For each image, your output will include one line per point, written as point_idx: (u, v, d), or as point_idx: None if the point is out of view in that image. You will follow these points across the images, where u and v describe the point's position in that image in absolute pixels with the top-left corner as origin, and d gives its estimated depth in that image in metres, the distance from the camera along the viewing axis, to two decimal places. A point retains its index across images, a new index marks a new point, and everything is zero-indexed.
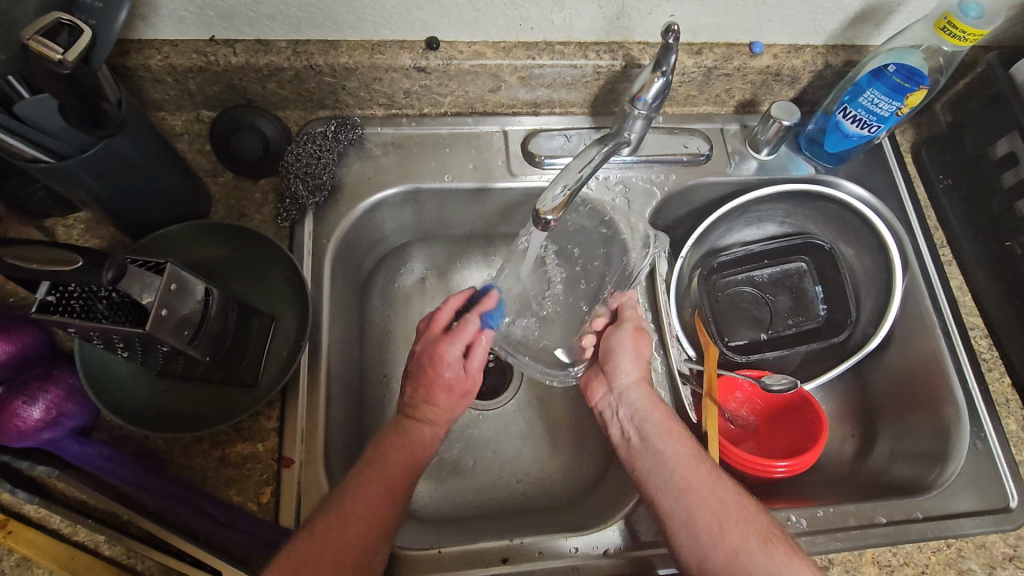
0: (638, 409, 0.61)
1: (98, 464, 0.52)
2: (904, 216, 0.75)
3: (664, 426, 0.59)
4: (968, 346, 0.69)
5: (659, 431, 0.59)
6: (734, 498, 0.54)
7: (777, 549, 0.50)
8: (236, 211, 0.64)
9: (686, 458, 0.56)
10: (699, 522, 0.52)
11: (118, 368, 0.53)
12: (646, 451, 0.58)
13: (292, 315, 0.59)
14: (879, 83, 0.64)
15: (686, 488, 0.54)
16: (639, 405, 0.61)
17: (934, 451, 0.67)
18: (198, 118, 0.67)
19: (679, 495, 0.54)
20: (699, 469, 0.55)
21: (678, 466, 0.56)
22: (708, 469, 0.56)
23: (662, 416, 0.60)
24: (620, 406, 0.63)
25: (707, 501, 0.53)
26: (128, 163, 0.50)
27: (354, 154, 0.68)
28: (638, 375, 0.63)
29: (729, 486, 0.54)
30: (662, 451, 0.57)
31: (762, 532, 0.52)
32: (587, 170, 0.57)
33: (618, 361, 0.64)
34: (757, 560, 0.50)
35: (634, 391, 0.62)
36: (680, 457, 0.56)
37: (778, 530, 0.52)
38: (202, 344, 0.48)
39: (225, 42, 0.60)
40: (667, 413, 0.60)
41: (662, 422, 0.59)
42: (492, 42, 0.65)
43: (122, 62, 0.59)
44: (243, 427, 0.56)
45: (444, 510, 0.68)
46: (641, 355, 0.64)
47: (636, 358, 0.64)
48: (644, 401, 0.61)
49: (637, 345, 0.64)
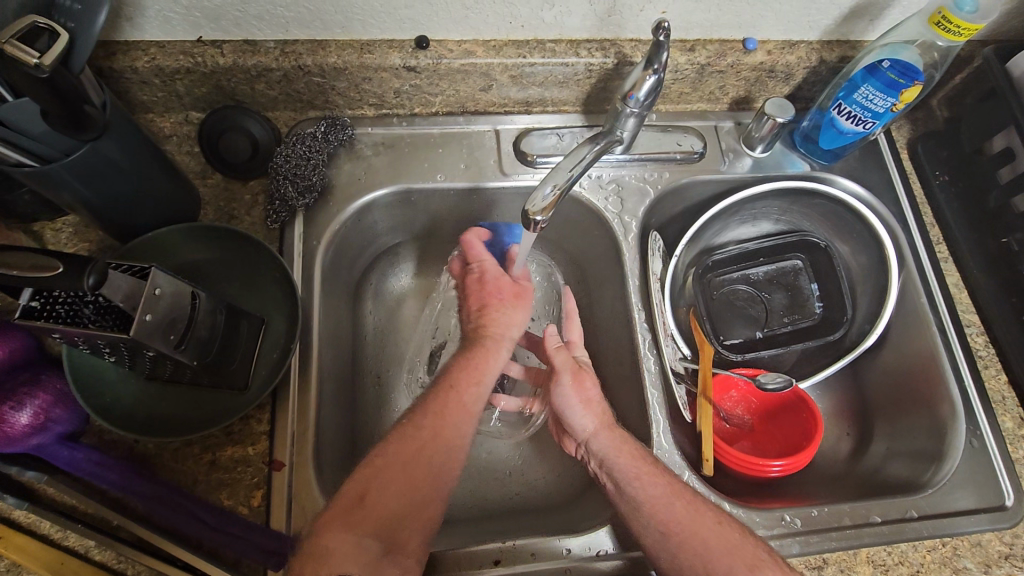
0: (605, 456, 0.59)
1: (88, 470, 0.51)
2: (900, 212, 0.74)
3: (634, 470, 0.57)
4: (964, 343, 0.69)
5: (628, 476, 0.57)
6: (719, 533, 0.54)
7: None
8: (226, 212, 0.64)
9: (661, 500, 0.55)
10: (684, 561, 0.53)
11: (106, 373, 0.53)
12: (623, 499, 0.57)
13: (282, 318, 0.58)
14: (874, 79, 0.63)
15: (669, 529, 0.54)
16: (602, 453, 0.60)
17: (929, 449, 0.67)
18: (186, 119, 0.67)
19: (662, 537, 0.54)
20: (675, 507, 0.55)
21: (657, 511, 0.55)
22: (685, 502, 0.56)
23: (628, 457, 0.58)
24: (589, 457, 0.61)
25: (694, 537, 0.54)
26: (114, 166, 0.50)
27: (344, 155, 0.68)
28: (595, 422, 0.62)
29: (710, 519, 0.55)
30: (637, 498, 0.56)
31: (749, 563, 0.52)
32: (578, 169, 0.56)
33: (571, 416, 0.64)
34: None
35: (595, 439, 0.61)
36: (654, 501, 0.55)
37: (765, 557, 0.53)
38: (190, 348, 0.48)
39: (212, 42, 0.60)
40: (635, 452, 0.59)
41: (629, 466, 0.58)
42: (483, 41, 0.64)
43: (108, 64, 0.58)
44: (233, 430, 0.56)
45: None
46: (589, 401, 0.64)
47: (584, 405, 0.63)
48: (607, 446, 0.60)
49: (581, 391, 0.64)
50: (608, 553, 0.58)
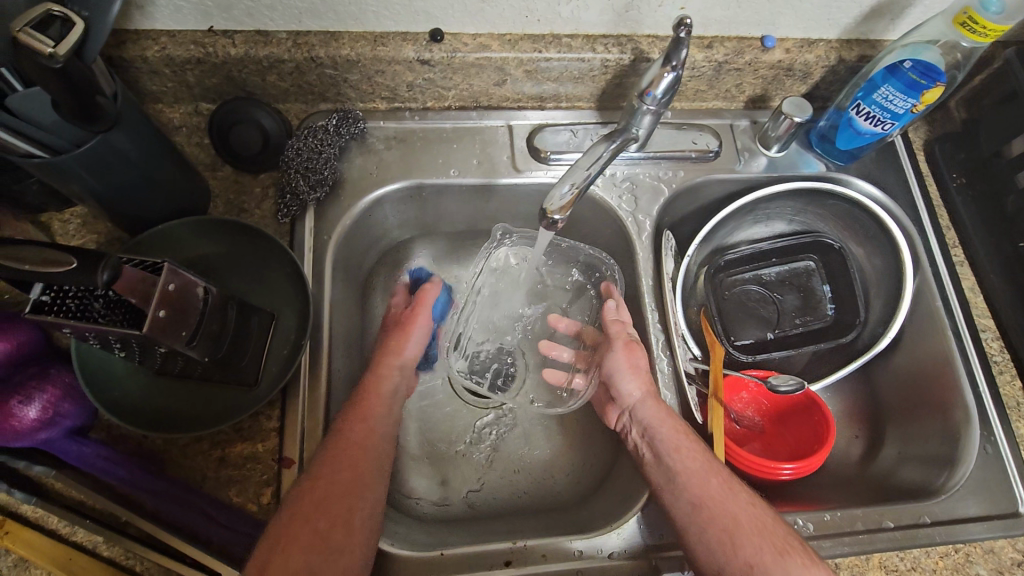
0: (648, 424, 0.60)
1: (96, 464, 0.51)
2: (916, 215, 0.74)
3: (674, 440, 0.58)
4: (979, 349, 0.68)
5: (668, 446, 0.58)
6: (749, 513, 0.54)
7: (792, 560, 0.51)
8: (236, 206, 0.63)
9: (697, 474, 0.56)
10: (711, 535, 0.53)
11: (115, 366, 0.52)
12: (660, 470, 0.58)
13: (292, 314, 0.58)
14: (895, 79, 0.62)
15: (700, 503, 0.54)
16: (647, 421, 0.60)
17: (943, 454, 0.66)
18: (196, 111, 0.66)
19: (692, 510, 0.54)
20: (710, 483, 0.55)
21: (692, 482, 0.55)
22: (721, 480, 0.56)
23: (671, 428, 0.59)
24: (633, 424, 0.62)
25: (726, 518, 0.53)
26: (124, 158, 0.49)
27: (356, 149, 0.67)
28: (643, 390, 0.62)
29: (743, 498, 0.55)
30: (674, 468, 0.57)
31: (778, 545, 0.52)
32: (595, 167, 0.55)
33: (618, 382, 0.64)
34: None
35: (641, 406, 0.62)
36: (690, 472, 0.56)
37: (796, 542, 0.53)
38: (201, 344, 0.47)
39: (224, 32, 0.59)
40: (679, 425, 0.59)
41: (671, 436, 0.59)
42: (498, 35, 0.63)
43: (118, 53, 0.57)
44: (243, 427, 0.55)
45: (447, 510, 0.67)
46: (638, 368, 0.64)
47: (633, 374, 0.63)
48: (651, 416, 0.60)
49: (631, 360, 0.64)
50: (618, 554, 0.58)
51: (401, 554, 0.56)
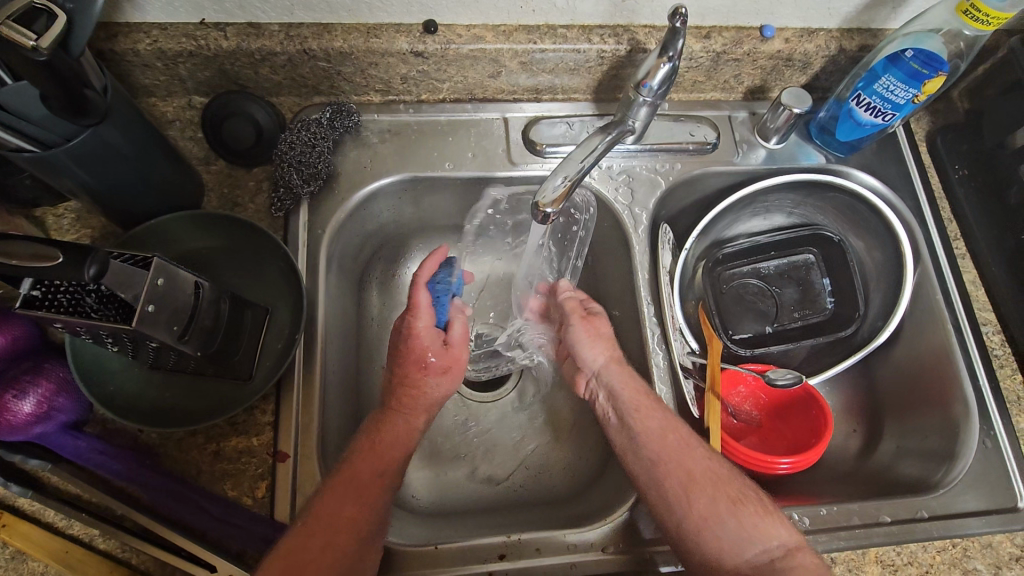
0: (613, 389, 0.60)
1: (91, 458, 0.51)
2: (917, 207, 0.73)
3: (635, 401, 0.58)
4: (980, 342, 0.68)
5: (631, 409, 0.58)
6: (705, 468, 0.54)
7: (746, 511, 0.52)
8: (230, 200, 0.63)
9: (657, 432, 0.56)
10: (670, 492, 0.54)
11: (109, 361, 0.52)
12: (623, 432, 0.58)
13: (286, 308, 0.58)
14: (896, 69, 0.61)
15: (659, 459, 0.55)
16: (612, 385, 0.60)
17: (942, 449, 0.66)
18: (189, 104, 0.65)
19: (651, 466, 0.55)
20: (668, 441, 0.56)
21: (649, 441, 0.56)
22: (680, 437, 0.56)
23: (633, 390, 0.59)
24: (599, 390, 0.62)
25: (682, 472, 0.54)
26: (116, 152, 0.49)
27: (350, 142, 0.67)
28: (606, 357, 0.62)
29: (699, 452, 0.55)
30: (636, 429, 0.57)
31: (732, 496, 0.53)
32: (590, 160, 0.55)
33: (582, 353, 0.63)
34: (731, 535, 0.51)
35: (605, 372, 0.61)
36: (648, 428, 0.57)
37: (750, 493, 0.53)
38: (195, 339, 0.47)
39: (216, 25, 0.58)
40: (640, 387, 0.60)
41: (635, 399, 0.59)
42: (492, 26, 0.63)
43: (109, 46, 0.57)
44: (238, 421, 0.56)
45: (443, 503, 0.67)
46: (598, 337, 0.63)
47: (593, 342, 0.63)
48: (615, 380, 0.60)
49: (590, 329, 0.64)
50: (612, 548, 0.57)
51: (394, 547, 0.56)
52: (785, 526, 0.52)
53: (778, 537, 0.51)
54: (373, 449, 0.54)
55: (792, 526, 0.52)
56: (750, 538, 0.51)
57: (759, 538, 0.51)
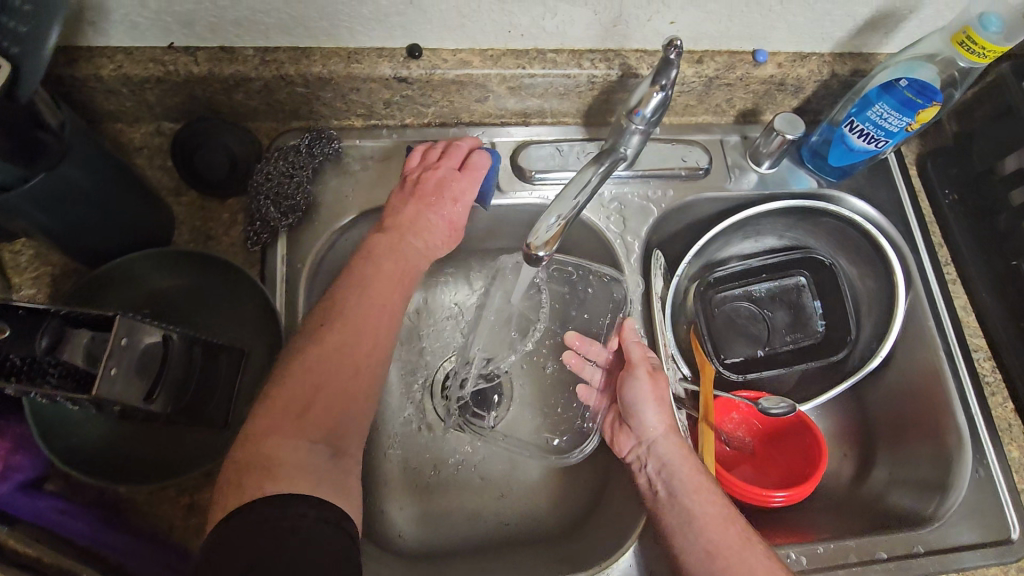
0: (666, 462, 0.58)
1: (52, 518, 0.48)
2: (908, 232, 0.72)
3: (692, 480, 0.56)
4: (971, 370, 0.67)
5: (686, 487, 0.56)
6: (764, 565, 0.51)
7: None
8: (202, 232, 0.59)
9: (717, 520, 0.53)
10: None
11: (71, 413, 0.49)
12: (674, 507, 0.56)
13: (263, 351, 0.55)
14: (889, 97, 0.60)
15: (717, 551, 0.52)
16: (666, 459, 0.58)
17: (935, 479, 0.65)
18: (158, 130, 0.61)
19: (706, 557, 0.52)
20: (729, 531, 0.53)
21: (708, 530, 0.53)
22: (740, 530, 0.53)
23: (688, 469, 0.57)
24: (648, 459, 0.59)
25: (743, 571, 0.51)
26: (75, 192, 0.45)
27: (331, 169, 0.64)
28: (664, 426, 0.60)
29: (761, 552, 0.52)
30: (692, 511, 0.54)
31: None
32: (584, 196, 0.51)
33: (641, 412, 0.61)
34: None
35: (660, 442, 0.59)
36: (701, 492, 0.55)
37: None
38: (163, 393, 0.44)
39: (185, 49, 0.55)
40: (697, 464, 0.57)
41: (690, 477, 0.56)
42: (479, 50, 0.60)
43: (70, 72, 0.53)
44: (213, 472, 0.52)
45: (433, 544, 0.65)
46: (662, 401, 0.61)
47: (659, 406, 0.61)
48: (671, 453, 0.58)
49: (657, 390, 0.61)
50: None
51: None
52: None
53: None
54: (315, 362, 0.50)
55: None
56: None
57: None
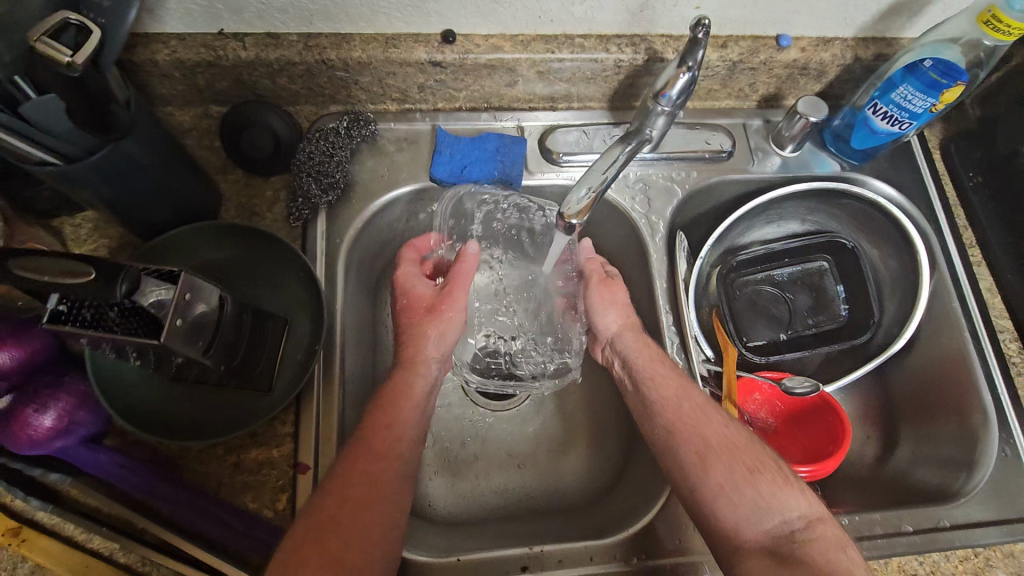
0: (625, 355, 0.63)
1: (111, 472, 0.51)
2: (932, 214, 0.73)
3: (649, 367, 0.61)
4: (996, 349, 0.68)
5: (643, 375, 0.61)
6: (721, 436, 0.56)
7: (764, 480, 0.53)
8: (247, 209, 0.63)
9: (672, 402, 0.58)
10: (683, 456, 0.55)
11: (129, 374, 0.52)
12: (637, 396, 0.61)
13: (305, 319, 0.58)
14: (913, 79, 0.61)
15: (673, 427, 0.57)
16: (624, 351, 0.63)
17: (961, 457, 0.65)
18: (206, 114, 0.65)
19: (666, 434, 0.57)
20: (683, 409, 0.58)
21: (666, 410, 0.58)
22: (693, 404, 0.58)
23: (645, 356, 0.62)
24: (615, 357, 0.65)
25: (697, 440, 0.56)
26: (134, 164, 0.48)
27: (367, 151, 0.66)
28: (621, 324, 0.65)
29: (716, 422, 0.57)
30: (649, 396, 0.60)
31: (750, 465, 0.54)
32: (612, 170, 0.53)
33: (597, 319, 0.66)
34: (734, 483, 0.53)
35: (619, 339, 0.64)
36: (657, 377, 0.60)
37: (768, 463, 0.54)
38: (217, 353, 0.47)
39: (234, 35, 0.58)
40: (653, 352, 0.62)
41: (647, 366, 0.61)
42: (510, 35, 0.63)
43: (128, 57, 0.57)
44: (258, 433, 0.55)
45: (460, 513, 0.67)
46: (615, 304, 0.66)
47: (612, 307, 0.66)
48: (628, 346, 0.63)
49: (609, 295, 0.66)
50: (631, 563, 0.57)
51: (414, 560, 0.55)
52: (804, 497, 0.52)
53: (794, 507, 0.52)
54: (377, 420, 0.55)
55: (813, 497, 0.53)
56: (767, 508, 0.52)
57: (778, 505, 0.52)
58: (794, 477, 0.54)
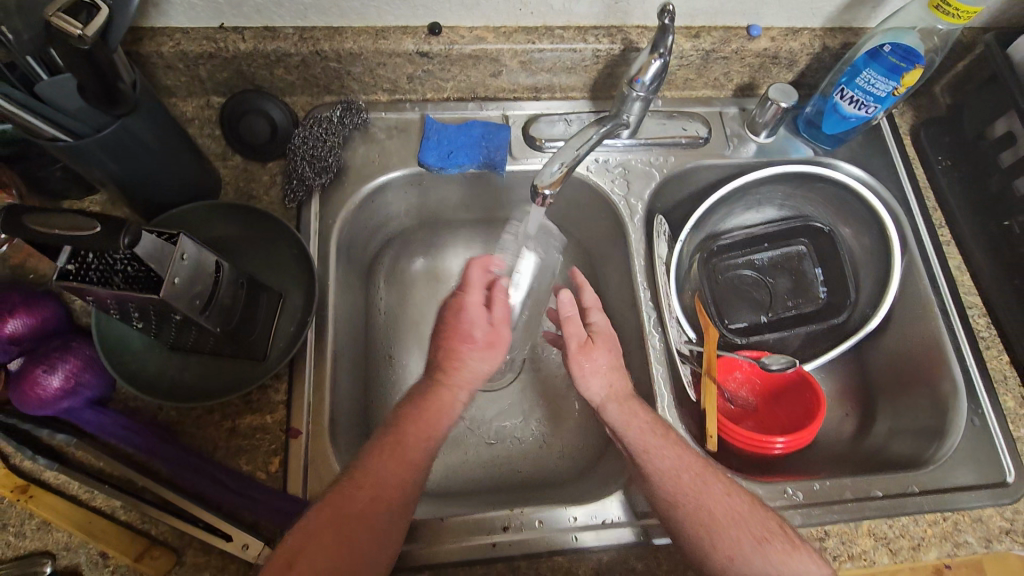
0: (616, 428, 0.59)
1: (115, 432, 0.54)
2: (902, 196, 0.76)
3: (642, 440, 0.57)
4: (965, 324, 0.70)
5: (636, 449, 0.56)
6: (724, 505, 0.53)
7: (771, 548, 0.51)
8: (245, 192, 0.66)
9: (672, 472, 0.55)
10: (691, 532, 0.52)
11: (132, 341, 0.55)
12: (634, 471, 0.57)
13: (298, 293, 0.61)
14: (876, 64, 0.64)
15: (675, 500, 0.53)
16: (615, 424, 0.59)
17: (933, 427, 0.67)
18: (207, 104, 0.69)
19: (669, 507, 0.54)
20: (683, 481, 0.54)
21: (665, 481, 0.54)
22: (694, 474, 0.55)
23: (637, 429, 0.58)
24: (605, 427, 0.61)
25: (701, 513, 0.52)
26: (141, 142, 0.52)
27: (359, 138, 0.70)
28: (607, 392, 0.61)
29: (717, 491, 0.54)
30: (647, 471, 0.56)
31: (756, 533, 0.52)
32: (586, 148, 0.58)
33: (583, 386, 0.62)
34: (745, 556, 0.51)
35: (607, 410, 0.60)
36: (652, 449, 0.56)
37: (772, 527, 0.52)
38: (213, 315, 0.50)
39: (234, 29, 0.62)
40: (645, 422, 0.58)
41: (639, 440, 0.57)
42: (493, 27, 0.66)
43: (135, 49, 0.61)
44: (252, 399, 0.58)
45: (447, 484, 0.69)
46: (597, 369, 0.62)
47: (596, 373, 0.62)
48: (618, 419, 0.59)
49: (590, 359, 0.62)
50: (613, 522, 0.59)
51: None
52: (811, 558, 0.51)
53: (804, 572, 0.50)
54: None
55: (820, 557, 0.51)
56: (779, 573, 0.50)
57: (789, 571, 0.50)
58: (798, 538, 0.53)
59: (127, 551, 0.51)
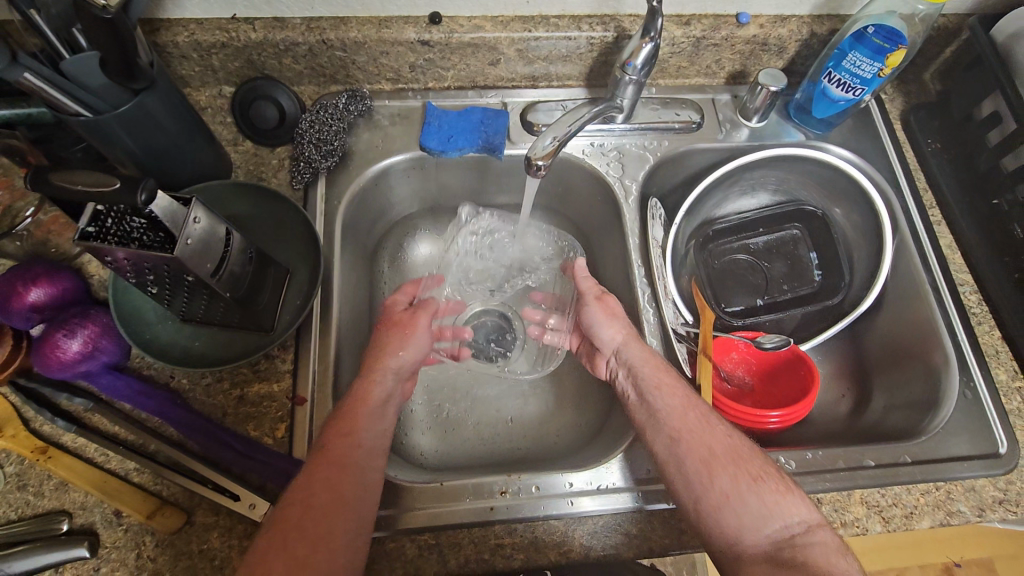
0: (631, 365, 0.62)
1: (131, 396, 0.57)
2: (892, 176, 0.77)
3: (656, 377, 0.60)
4: (956, 299, 0.71)
5: (649, 383, 0.60)
6: (724, 443, 0.55)
7: (766, 488, 0.52)
8: (255, 174, 0.69)
9: (678, 409, 0.58)
10: (689, 467, 0.54)
11: (146, 311, 0.58)
12: (644, 406, 0.60)
13: (304, 267, 0.63)
14: (861, 46, 0.66)
15: (679, 436, 0.56)
16: (630, 361, 0.63)
17: (925, 400, 0.68)
18: (220, 94, 0.73)
19: (670, 442, 0.56)
20: (689, 417, 0.57)
21: (671, 418, 0.57)
22: (699, 414, 0.58)
23: (652, 366, 0.61)
24: (620, 369, 0.64)
25: (702, 449, 0.55)
26: (157, 120, 0.55)
27: (363, 125, 0.73)
28: (624, 334, 0.65)
29: (719, 431, 0.56)
30: (656, 405, 0.59)
31: (753, 474, 0.53)
32: (575, 125, 0.60)
33: (599, 331, 0.66)
34: (739, 492, 0.52)
35: (624, 348, 0.64)
36: (663, 386, 0.60)
37: (770, 471, 0.54)
38: (224, 279, 0.52)
39: (245, 19, 0.66)
40: (658, 362, 0.62)
41: (653, 374, 0.61)
42: (491, 17, 0.69)
43: (153, 39, 0.65)
44: (260, 368, 0.61)
45: (448, 459, 0.71)
46: (614, 316, 0.67)
47: (612, 320, 0.66)
48: (634, 356, 0.63)
49: (607, 309, 0.67)
50: (608, 487, 0.60)
51: (401, 485, 0.60)
52: (805, 504, 0.52)
53: (795, 514, 0.51)
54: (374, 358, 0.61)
55: (811, 503, 0.53)
56: (771, 514, 0.51)
57: (780, 512, 0.51)
58: (793, 486, 0.54)
59: (138, 509, 0.53)
